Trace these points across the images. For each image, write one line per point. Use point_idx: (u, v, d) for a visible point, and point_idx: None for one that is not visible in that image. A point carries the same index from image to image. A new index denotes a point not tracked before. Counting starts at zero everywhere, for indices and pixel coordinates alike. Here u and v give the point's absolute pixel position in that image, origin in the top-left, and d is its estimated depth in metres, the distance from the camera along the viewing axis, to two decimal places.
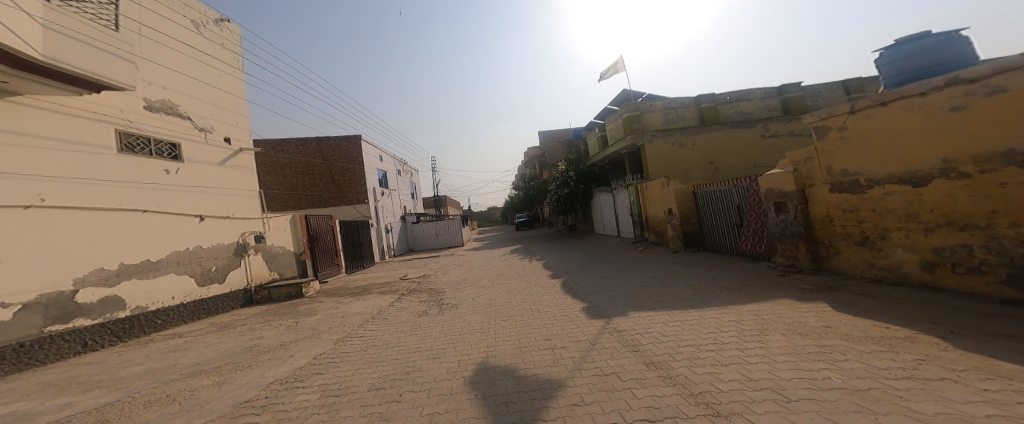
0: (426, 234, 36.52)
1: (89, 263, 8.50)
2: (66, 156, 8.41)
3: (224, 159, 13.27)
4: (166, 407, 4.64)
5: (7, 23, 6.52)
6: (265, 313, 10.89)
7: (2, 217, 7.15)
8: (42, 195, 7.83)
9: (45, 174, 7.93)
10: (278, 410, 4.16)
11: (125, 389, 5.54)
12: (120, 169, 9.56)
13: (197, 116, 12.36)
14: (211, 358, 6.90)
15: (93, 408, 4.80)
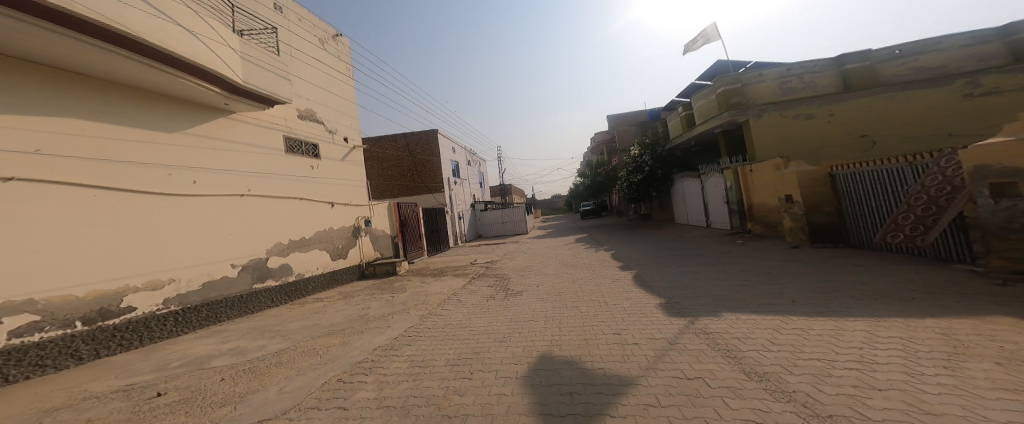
0: (491, 222, 37.55)
1: (272, 237, 11.22)
2: (258, 156, 11.24)
3: (345, 155, 15.94)
4: (308, 359, 5.68)
5: (224, 59, 9.23)
6: (371, 287, 12.75)
7: (227, 202, 9.99)
8: (248, 187, 10.68)
9: (248, 170, 10.83)
10: (380, 373, 4.72)
11: (289, 340, 7.05)
12: (287, 166, 12.35)
13: (327, 120, 15.16)
14: (336, 321, 8.32)
15: (274, 351, 6.24)
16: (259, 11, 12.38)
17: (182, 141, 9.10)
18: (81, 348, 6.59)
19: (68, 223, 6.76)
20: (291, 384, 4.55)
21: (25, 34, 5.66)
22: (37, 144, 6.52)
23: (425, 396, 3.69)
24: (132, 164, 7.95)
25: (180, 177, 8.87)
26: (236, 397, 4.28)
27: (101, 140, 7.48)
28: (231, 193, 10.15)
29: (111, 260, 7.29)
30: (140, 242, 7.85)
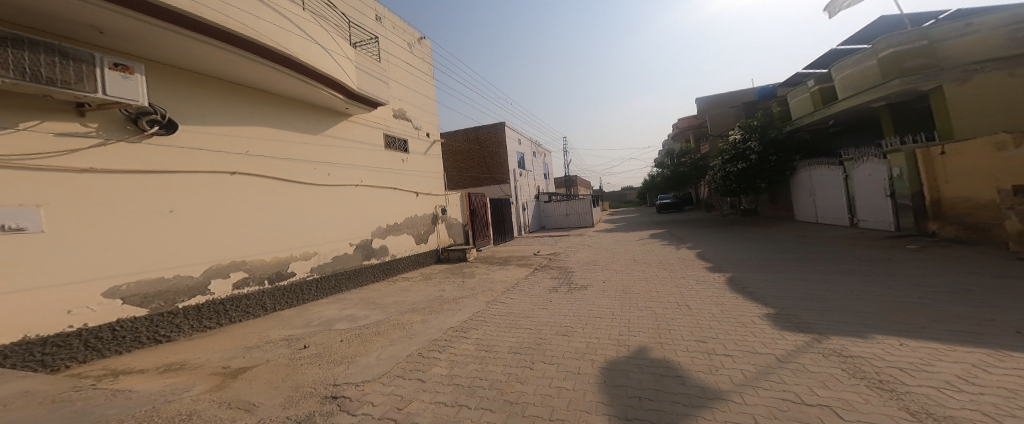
0: (556, 214, 36.79)
1: (380, 221, 12.68)
2: (369, 151, 12.62)
3: (427, 150, 16.40)
4: (392, 329, 6.21)
5: (343, 68, 10.37)
6: (443, 271, 13.55)
7: (349, 190, 11.48)
8: (363, 178, 12.14)
9: (364, 163, 12.31)
10: (452, 352, 4.87)
11: (377, 311, 7.74)
12: (383, 160, 13.29)
13: (416, 119, 15.92)
14: (415, 299, 8.96)
15: (375, 322, 6.62)
16: (368, 23, 13.34)
17: (324, 139, 10.83)
18: (271, 303, 8.50)
19: (259, 205, 8.66)
20: (381, 351, 4.95)
21: (231, 59, 7.29)
22: (243, 147, 8.46)
23: (489, 380, 3.69)
24: (297, 160, 9.84)
25: (322, 169, 10.61)
26: (333, 355, 4.81)
27: (279, 139, 9.39)
28: (356, 185, 11.81)
29: (283, 235, 9.11)
30: (300, 223, 9.62)
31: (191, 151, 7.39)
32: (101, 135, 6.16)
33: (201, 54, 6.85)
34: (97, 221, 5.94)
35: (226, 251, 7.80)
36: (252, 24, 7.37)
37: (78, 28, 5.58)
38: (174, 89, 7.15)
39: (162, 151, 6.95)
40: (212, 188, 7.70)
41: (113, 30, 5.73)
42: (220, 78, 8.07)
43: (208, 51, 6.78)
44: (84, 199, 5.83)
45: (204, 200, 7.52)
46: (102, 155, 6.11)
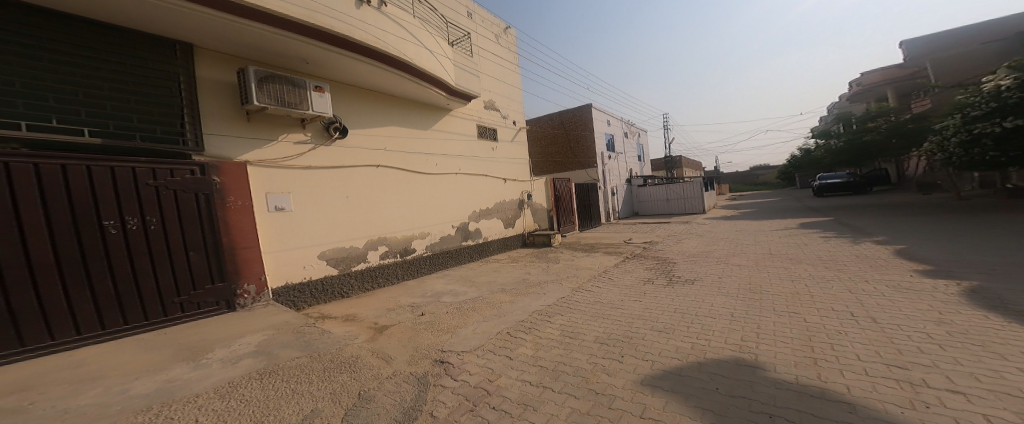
0: (649, 199, 34.21)
1: (480, 203, 13.61)
2: (469, 142, 13.45)
3: (513, 136, 16.53)
4: (485, 306, 6.83)
5: (446, 68, 10.89)
6: (529, 255, 14.03)
7: (456, 177, 12.46)
8: (465, 166, 13.01)
9: (467, 152, 13.18)
10: (537, 335, 5.18)
11: (470, 288, 8.57)
12: (477, 149, 13.87)
13: (504, 108, 16.13)
14: (503, 280, 9.56)
15: (474, 298, 7.43)
16: (461, 19, 14.04)
17: (439, 133, 11.85)
18: (406, 274, 10.03)
19: (398, 193, 10.09)
20: (476, 325, 5.55)
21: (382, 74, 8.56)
22: (382, 144, 9.79)
23: (574, 367, 3.88)
24: (422, 152, 11.12)
25: (439, 161, 11.75)
26: (436, 324, 5.54)
27: (411, 135, 10.78)
28: (462, 173, 12.77)
29: (414, 219, 10.45)
30: (426, 208, 10.89)
31: (356, 149, 9.10)
32: (317, 140, 8.23)
33: (361, 71, 8.20)
34: (306, 206, 7.87)
35: (377, 229, 9.34)
36: (392, 38, 8.45)
37: (291, 60, 7.26)
38: (340, 99, 8.79)
39: (337, 151, 8.64)
40: (367, 179, 9.25)
41: (315, 59, 7.37)
42: (367, 88, 9.45)
43: (355, 65, 7.88)
44: (299, 188, 7.79)
45: (364, 189, 9.16)
46: (311, 156, 8.07)
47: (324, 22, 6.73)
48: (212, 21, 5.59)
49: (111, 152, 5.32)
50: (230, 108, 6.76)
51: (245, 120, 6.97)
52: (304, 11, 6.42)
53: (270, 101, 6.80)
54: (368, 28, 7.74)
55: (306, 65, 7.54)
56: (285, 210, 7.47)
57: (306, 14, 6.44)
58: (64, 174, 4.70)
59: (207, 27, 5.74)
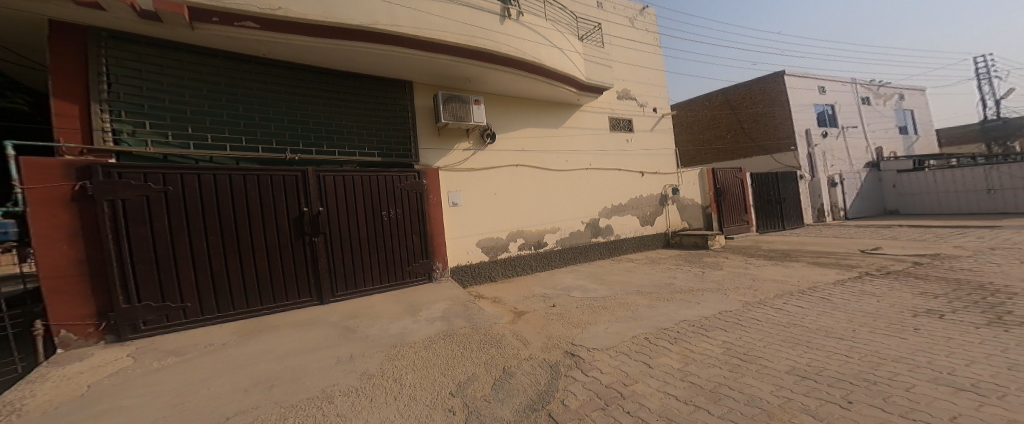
0: (927, 191, 22.00)
1: (614, 198, 12.74)
2: (599, 136, 12.55)
3: (653, 124, 14.81)
4: (616, 309, 6.55)
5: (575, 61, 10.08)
6: (678, 258, 12.19)
7: (587, 172, 11.81)
8: (595, 160, 12.23)
9: (595, 146, 12.32)
10: (685, 347, 4.57)
11: (604, 289, 8.19)
12: (609, 142, 12.94)
13: (640, 95, 14.76)
14: (643, 285, 8.72)
15: (603, 297, 7.27)
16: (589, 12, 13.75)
17: (574, 127, 11.67)
18: (542, 265, 10.10)
19: (539, 187, 10.22)
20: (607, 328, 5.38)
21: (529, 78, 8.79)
22: (519, 146, 9.94)
23: (744, 394, 3.28)
24: (558, 145, 11.03)
25: (574, 158, 11.50)
26: (576, 321, 5.61)
27: (551, 130, 10.88)
28: (596, 168, 12.19)
29: (552, 212, 10.48)
30: (560, 202, 10.79)
31: (506, 145, 9.65)
32: (478, 146, 8.96)
33: (509, 80, 8.64)
34: (472, 201, 8.80)
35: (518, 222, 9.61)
36: (533, 42, 8.61)
37: (456, 80, 8.26)
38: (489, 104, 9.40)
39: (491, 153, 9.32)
40: (511, 180, 9.61)
41: (473, 75, 8.11)
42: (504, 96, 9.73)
43: (490, 73, 8.13)
44: (467, 185, 8.70)
45: (512, 184, 9.64)
46: (474, 158, 8.92)
47: (480, 42, 7.27)
48: (404, 61, 6.91)
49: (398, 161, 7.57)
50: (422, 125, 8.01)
51: (433, 135, 8.17)
52: (464, 39, 7.10)
53: (446, 117, 7.89)
54: (514, 40, 8.00)
55: (465, 84, 8.51)
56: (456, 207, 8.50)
57: (465, 40, 7.10)
58: (372, 180, 6.91)
59: (408, 64, 7.07)
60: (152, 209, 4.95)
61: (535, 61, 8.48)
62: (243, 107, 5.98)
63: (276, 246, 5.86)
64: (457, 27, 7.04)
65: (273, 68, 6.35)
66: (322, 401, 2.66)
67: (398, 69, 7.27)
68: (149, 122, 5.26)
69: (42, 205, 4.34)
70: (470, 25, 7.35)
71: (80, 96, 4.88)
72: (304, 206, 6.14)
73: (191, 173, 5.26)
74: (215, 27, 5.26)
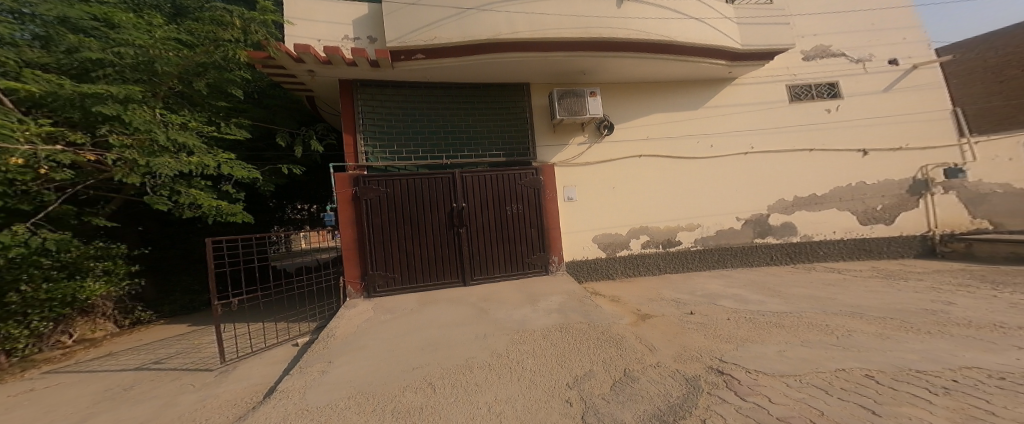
0: None
1: (905, 152, 5.76)
2: (780, 90, 5.65)
3: (905, 74, 5.93)
4: (813, 305, 3.80)
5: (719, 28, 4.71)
6: (989, 255, 5.28)
7: (814, 137, 5.65)
8: (831, 109, 5.71)
9: (802, 84, 5.74)
10: (952, 381, 2.13)
11: (776, 273, 4.93)
12: (776, 95, 5.61)
13: (852, 42, 5.92)
14: (881, 280, 4.43)
15: (771, 288, 4.34)
16: None
17: (772, 86, 5.63)
18: (711, 260, 5.14)
19: (717, 176, 5.30)
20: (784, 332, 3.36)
21: (692, 74, 5.09)
22: (636, 130, 4.85)
23: None
24: (750, 118, 5.52)
25: (786, 135, 5.57)
26: (734, 313, 3.75)
27: (731, 92, 5.50)
28: (833, 149, 5.67)
29: (727, 202, 5.29)
30: (756, 193, 5.43)
31: (657, 114, 5.00)
32: (595, 139, 4.63)
33: (676, 71, 4.84)
34: (594, 192, 4.62)
35: (679, 212, 5.03)
36: (723, 13, 4.90)
37: (565, 77, 4.34)
38: (610, 90, 4.80)
39: (619, 143, 4.81)
40: (639, 169, 4.84)
41: (600, 67, 4.19)
42: (647, 81, 4.89)
43: (589, 61, 4.01)
44: (590, 174, 4.60)
45: (665, 173, 4.99)
46: (598, 145, 4.65)
47: (616, 32, 3.87)
48: (521, 65, 3.76)
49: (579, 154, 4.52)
50: (537, 121, 4.36)
51: (550, 133, 4.40)
52: (587, 30, 3.72)
53: (567, 115, 4.10)
54: (691, 20, 4.46)
55: (580, 78, 4.41)
56: (574, 204, 4.54)
57: (590, 32, 3.74)
58: (507, 177, 4.00)
59: (469, 71, 3.74)
60: (364, 211, 3.60)
61: (725, 50, 4.76)
62: (441, 118, 3.98)
63: (433, 242, 3.79)
64: (578, 16, 3.73)
65: (420, 88, 3.93)
66: (466, 369, 2.72)
67: (520, 71, 3.93)
68: (394, 146, 3.84)
69: (344, 206, 3.62)
70: (596, 3, 3.85)
71: (351, 114, 3.73)
72: (456, 203, 3.83)
73: (418, 179, 3.73)
74: (412, 66, 3.54)
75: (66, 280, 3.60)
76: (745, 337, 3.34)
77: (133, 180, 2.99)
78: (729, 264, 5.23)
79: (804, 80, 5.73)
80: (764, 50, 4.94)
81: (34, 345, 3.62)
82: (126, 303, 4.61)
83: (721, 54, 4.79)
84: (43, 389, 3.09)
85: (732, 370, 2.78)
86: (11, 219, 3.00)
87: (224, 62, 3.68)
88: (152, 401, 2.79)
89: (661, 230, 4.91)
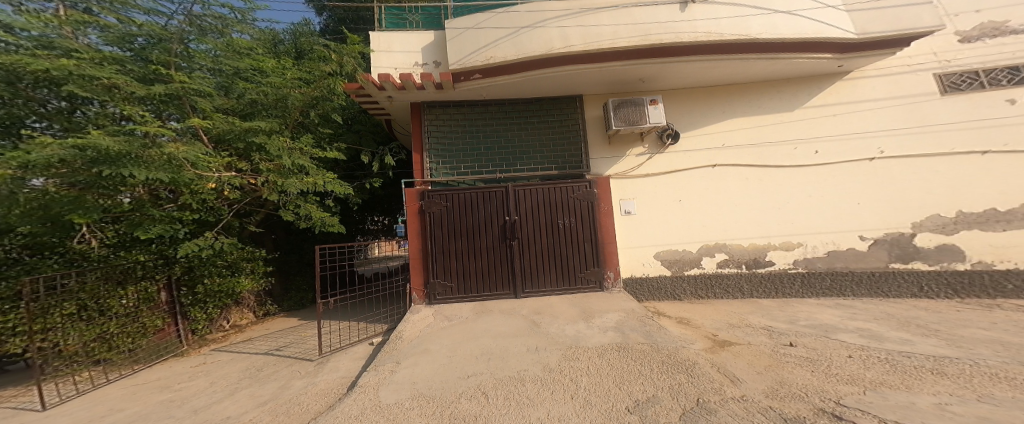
0: None
1: None
2: (923, 78, 4.48)
3: None
4: (999, 351, 2.61)
5: (825, 17, 3.97)
6: None
7: (984, 132, 4.26)
8: (1012, 97, 4.28)
9: (957, 68, 4.48)
10: None
11: (927, 307, 3.72)
12: (917, 84, 4.47)
13: None
14: None
15: (917, 321, 3.26)
16: None
17: (910, 76, 4.49)
18: (821, 287, 4.22)
19: (829, 188, 4.36)
20: (947, 382, 2.29)
21: (783, 73, 4.39)
22: (712, 139, 4.42)
23: None
24: (873, 117, 4.46)
25: (931, 135, 4.34)
26: (859, 350, 2.76)
27: (844, 87, 4.53)
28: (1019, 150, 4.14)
29: (845, 218, 4.30)
30: (889, 208, 4.28)
31: (739, 120, 4.47)
32: (657, 149, 4.34)
33: (759, 71, 4.27)
34: (661, 207, 4.28)
35: (770, 227, 4.30)
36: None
37: (624, 87, 4.26)
38: (677, 101, 4.49)
39: (692, 152, 4.39)
40: (715, 180, 4.35)
41: (661, 74, 4.03)
42: (722, 83, 4.47)
43: (650, 67, 3.85)
44: (653, 188, 4.30)
45: (751, 186, 4.36)
46: (662, 157, 4.33)
47: (676, 38, 3.65)
48: (577, 77, 3.88)
49: (639, 165, 4.31)
50: (595, 133, 4.33)
51: (608, 145, 4.32)
52: (646, 38, 3.63)
53: (623, 125, 3.98)
54: (778, 14, 3.89)
55: (640, 87, 4.29)
56: (635, 219, 4.26)
57: (648, 39, 3.63)
58: (556, 192, 4.03)
59: (523, 86, 3.97)
60: (429, 221, 3.95)
61: (832, 41, 3.99)
62: (498, 137, 4.24)
63: (487, 251, 3.96)
64: (635, 24, 3.68)
65: (479, 105, 4.28)
66: (517, 381, 2.58)
67: (576, 83, 4.03)
68: (455, 162, 4.20)
69: (413, 218, 4.01)
70: (657, 10, 3.74)
71: (421, 135, 4.22)
72: (507, 215, 3.98)
73: (475, 192, 3.99)
74: (472, 85, 3.90)
75: (229, 277, 4.83)
76: (879, 380, 2.37)
77: (273, 196, 3.96)
78: (852, 292, 4.19)
79: (959, 66, 4.48)
80: (891, 36, 4.02)
81: (208, 327, 4.83)
82: (262, 298, 5.84)
83: (826, 46, 4.03)
84: (210, 364, 4.03)
85: (860, 419, 1.97)
86: (204, 229, 4.21)
87: (326, 92, 4.31)
88: (273, 383, 3.35)
89: (747, 249, 4.29)
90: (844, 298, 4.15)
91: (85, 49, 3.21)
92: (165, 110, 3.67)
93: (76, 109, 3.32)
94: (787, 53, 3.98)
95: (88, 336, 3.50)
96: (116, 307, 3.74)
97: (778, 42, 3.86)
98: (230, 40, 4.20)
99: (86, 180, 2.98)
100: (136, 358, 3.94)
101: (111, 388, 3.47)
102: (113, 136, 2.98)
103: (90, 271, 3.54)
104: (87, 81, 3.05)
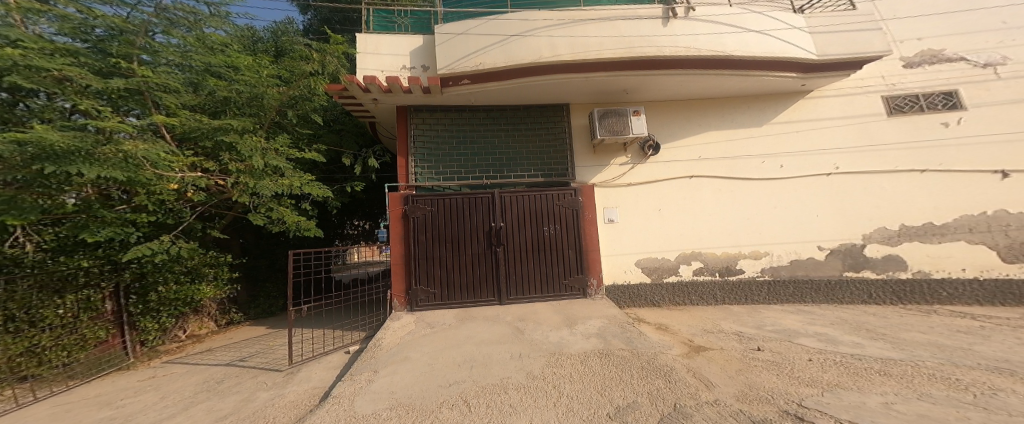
0: None
1: None
2: (875, 100, 4.89)
3: None
4: (935, 353, 2.90)
5: (791, 40, 4.25)
6: None
7: (924, 152, 4.70)
8: (947, 119, 4.74)
9: (903, 92, 4.92)
10: None
11: (874, 313, 4.07)
12: (869, 106, 4.87)
13: (968, 43, 5.01)
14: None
15: (867, 325, 3.56)
16: None
17: (862, 97, 4.90)
18: (785, 293, 4.51)
19: (793, 201, 4.66)
20: (893, 382, 2.51)
21: (754, 90, 4.65)
22: (690, 152, 4.61)
23: None
24: (832, 134, 4.82)
25: (881, 154, 4.74)
26: (818, 354, 2.98)
27: (807, 106, 4.86)
28: (952, 169, 4.61)
29: (807, 229, 4.62)
30: (845, 221, 4.64)
31: (714, 133, 4.70)
32: (639, 159, 4.48)
33: (732, 87, 4.50)
34: (641, 216, 4.42)
35: (741, 237, 4.55)
36: (792, 22, 4.36)
37: (608, 97, 4.35)
38: (657, 113, 4.66)
39: (671, 164, 4.56)
40: (692, 192, 4.55)
41: (643, 86, 4.15)
42: (699, 97, 4.68)
43: (634, 79, 3.96)
44: (635, 197, 4.43)
45: (724, 198, 4.59)
46: (644, 168, 4.47)
47: (659, 51, 3.77)
48: (564, 86, 3.92)
49: (622, 174, 4.42)
50: (581, 142, 4.40)
51: (593, 154, 4.41)
52: (630, 51, 3.72)
53: (608, 135, 4.09)
54: (750, 33, 4.11)
55: (623, 98, 4.40)
56: (617, 227, 4.38)
57: (633, 52, 3.73)
58: (541, 200, 4.06)
59: (511, 93, 3.97)
60: (412, 226, 3.87)
61: (797, 62, 4.27)
62: (485, 143, 4.22)
63: (472, 258, 3.93)
64: (621, 36, 3.76)
65: (467, 111, 4.24)
66: (500, 388, 2.58)
67: (563, 91, 4.07)
68: (441, 166, 4.13)
69: (396, 223, 3.92)
70: (641, 24, 3.85)
71: (406, 138, 4.12)
72: (493, 222, 3.97)
73: (461, 198, 3.95)
74: (460, 90, 3.86)
75: (189, 284, 4.53)
76: (835, 382, 2.57)
77: (244, 198, 3.73)
78: (811, 298, 4.51)
79: (904, 90, 4.92)
80: (847, 58, 4.35)
81: (160, 337, 4.48)
82: (226, 305, 5.50)
83: (792, 66, 4.31)
84: (162, 377, 3.74)
85: (819, 419, 2.12)
86: (161, 232, 3.90)
87: (305, 91, 4.12)
88: (237, 396, 3.16)
89: (720, 257, 4.51)
90: (804, 304, 4.46)
91: (34, 38, 2.91)
92: (125, 105, 3.36)
93: (18, 102, 3.00)
94: (758, 71, 4.22)
95: (14, 351, 3.14)
96: (51, 318, 3.37)
97: (750, 61, 4.09)
98: (201, 35, 3.96)
99: (24, 177, 2.68)
100: (72, 373, 3.56)
101: (42, 406, 3.14)
102: (59, 130, 2.71)
103: (21, 278, 3.20)
104: (28, 71, 2.77)
